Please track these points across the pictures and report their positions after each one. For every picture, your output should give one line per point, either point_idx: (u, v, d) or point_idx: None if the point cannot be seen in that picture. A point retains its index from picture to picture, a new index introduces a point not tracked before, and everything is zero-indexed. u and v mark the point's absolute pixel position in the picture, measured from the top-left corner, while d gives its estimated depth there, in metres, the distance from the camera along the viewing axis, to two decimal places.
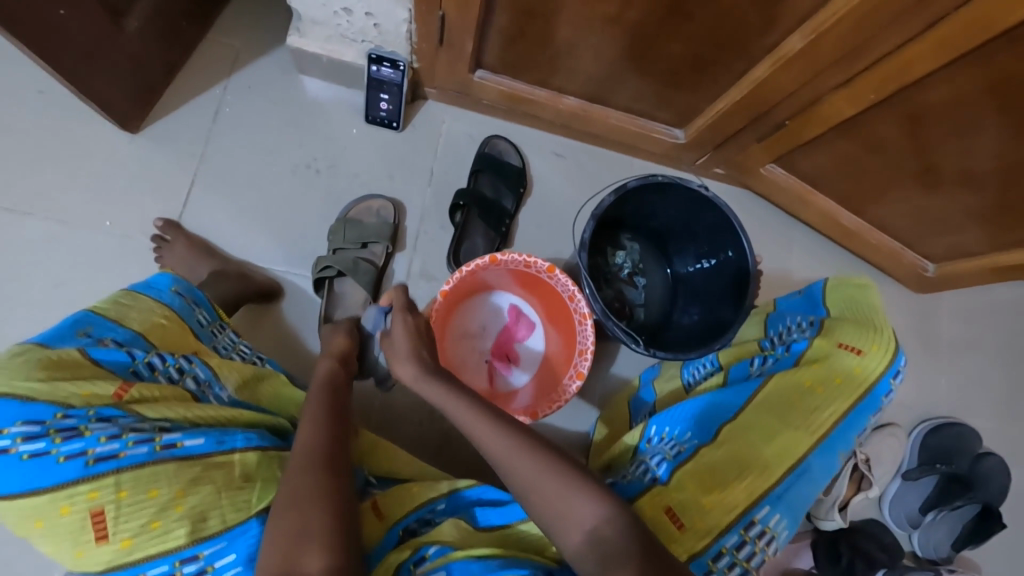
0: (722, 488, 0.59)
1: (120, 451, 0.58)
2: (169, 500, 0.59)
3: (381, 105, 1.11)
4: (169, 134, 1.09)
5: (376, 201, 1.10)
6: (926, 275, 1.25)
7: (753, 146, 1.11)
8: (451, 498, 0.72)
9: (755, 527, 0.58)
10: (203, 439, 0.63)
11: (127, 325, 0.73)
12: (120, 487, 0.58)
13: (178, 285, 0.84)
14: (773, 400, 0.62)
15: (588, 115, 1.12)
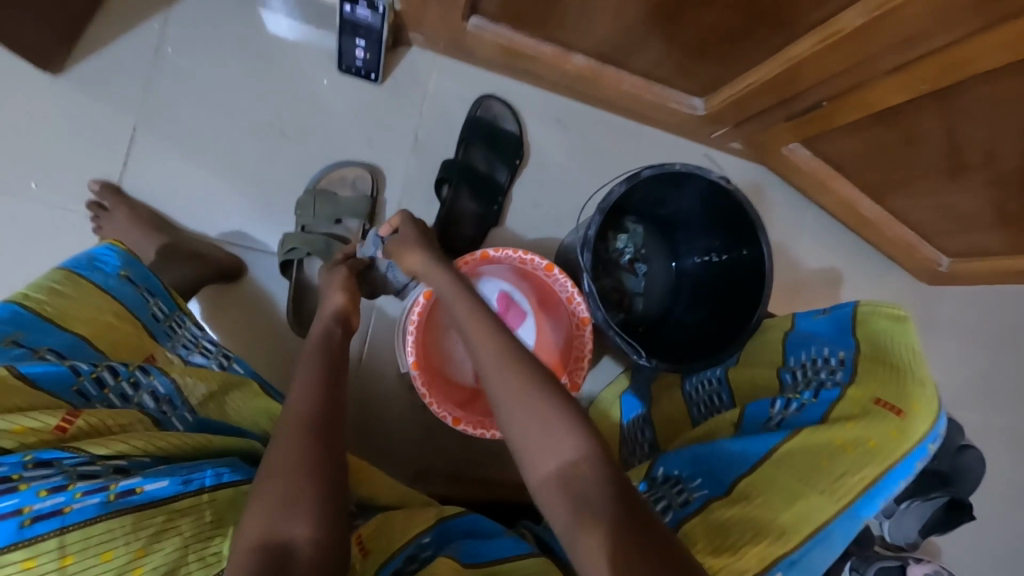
0: (729, 552, 0.54)
1: (66, 506, 0.45)
2: (127, 562, 0.46)
3: (357, 53, 0.94)
4: (102, 78, 0.92)
5: (352, 170, 0.97)
6: (939, 269, 1.18)
7: (778, 124, 0.99)
8: (438, 530, 0.67)
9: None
10: (166, 480, 0.51)
11: (68, 328, 0.60)
12: (65, 552, 0.45)
13: (127, 268, 0.68)
14: (794, 457, 0.59)
15: (597, 77, 0.98)
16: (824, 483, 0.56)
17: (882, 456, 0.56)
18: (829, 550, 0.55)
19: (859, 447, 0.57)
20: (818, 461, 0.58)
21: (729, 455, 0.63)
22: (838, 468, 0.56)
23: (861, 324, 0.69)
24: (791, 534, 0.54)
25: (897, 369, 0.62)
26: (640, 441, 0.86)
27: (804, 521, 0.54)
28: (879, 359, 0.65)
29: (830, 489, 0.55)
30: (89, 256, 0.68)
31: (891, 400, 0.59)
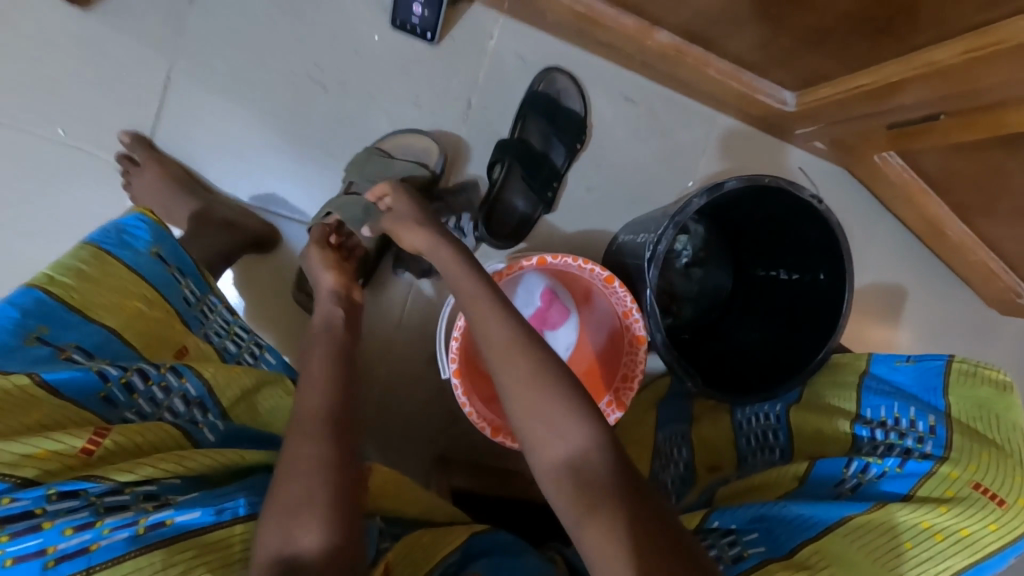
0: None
1: (93, 542, 0.44)
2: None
3: (413, 7, 0.85)
4: (135, 13, 0.83)
5: (419, 139, 0.88)
6: (1016, 300, 1.08)
7: (878, 130, 0.87)
8: (465, 548, 0.65)
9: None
10: (198, 511, 0.48)
11: (97, 322, 0.56)
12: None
13: (157, 245, 0.63)
14: (873, 536, 0.54)
15: (681, 57, 0.87)
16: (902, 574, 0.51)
17: (972, 547, 0.52)
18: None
19: (948, 536, 0.52)
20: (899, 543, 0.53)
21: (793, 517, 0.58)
22: (919, 559, 0.52)
23: (953, 385, 0.63)
24: None
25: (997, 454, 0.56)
26: (674, 459, 0.81)
27: None
28: (974, 433, 0.59)
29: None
30: (116, 226, 0.62)
31: (990, 488, 0.54)
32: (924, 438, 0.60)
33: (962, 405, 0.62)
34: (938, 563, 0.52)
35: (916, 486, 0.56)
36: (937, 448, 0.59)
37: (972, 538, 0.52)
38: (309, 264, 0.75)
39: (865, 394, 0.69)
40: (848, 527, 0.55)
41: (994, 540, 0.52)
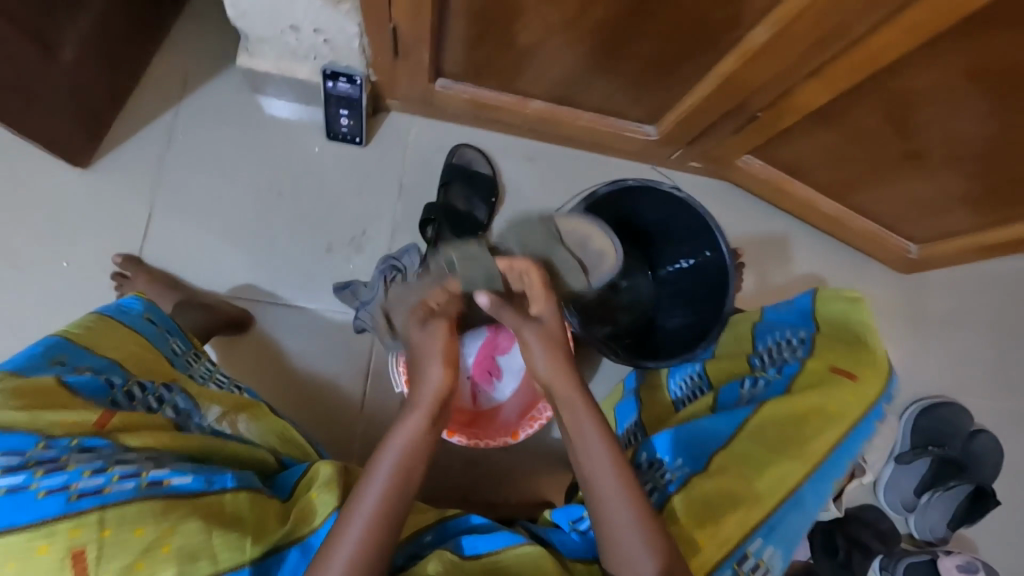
0: (717, 522, 0.64)
1: (105, 485, 0.55)
2: (156, 539, 0.54)
3: (341, 121, 1.07)
4: (121, 165, 1.04)
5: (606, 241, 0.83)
6: (909, 255, 1.22)
7: (728, 139, 1.07)
8: (438, 528, 0.72)
9: (748, 561, 0.64)
10: (190, 477, 0.60)
11: (102, 354, 0.68)
12: (104, 524, 0.53)
13: (150, 312, 0.78)
14: (767, 428, 0.70)
15: (558, 117, 1.09)
16: (795, 451, 0.68)
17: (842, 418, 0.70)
18: (805, 512, 0.67)
19: (822, 414, 0.70)
20: (789, 428, 0.70)
21: (709, 434, 0.72)
22: (807, 437, 0.69)
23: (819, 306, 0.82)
24: (767, 498, 0.65)
25: (853, 348, 0.77)
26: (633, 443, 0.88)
27: (778, 486, 0.66)
28: (834, 338, 0.79)
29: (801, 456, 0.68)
30: (116, 304, 0.76)
31: (845, 369, 0.73)
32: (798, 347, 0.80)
33: (825, 320, 0.81)
34: (821, 435, 0.69)
35: (796, 382, 0.74)
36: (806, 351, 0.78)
37: (842, 409, 0.71)
38: (429, 337, 0.67)
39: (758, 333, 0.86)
40: (747, 427, 0.71)
41: (857, 407, 0.71)
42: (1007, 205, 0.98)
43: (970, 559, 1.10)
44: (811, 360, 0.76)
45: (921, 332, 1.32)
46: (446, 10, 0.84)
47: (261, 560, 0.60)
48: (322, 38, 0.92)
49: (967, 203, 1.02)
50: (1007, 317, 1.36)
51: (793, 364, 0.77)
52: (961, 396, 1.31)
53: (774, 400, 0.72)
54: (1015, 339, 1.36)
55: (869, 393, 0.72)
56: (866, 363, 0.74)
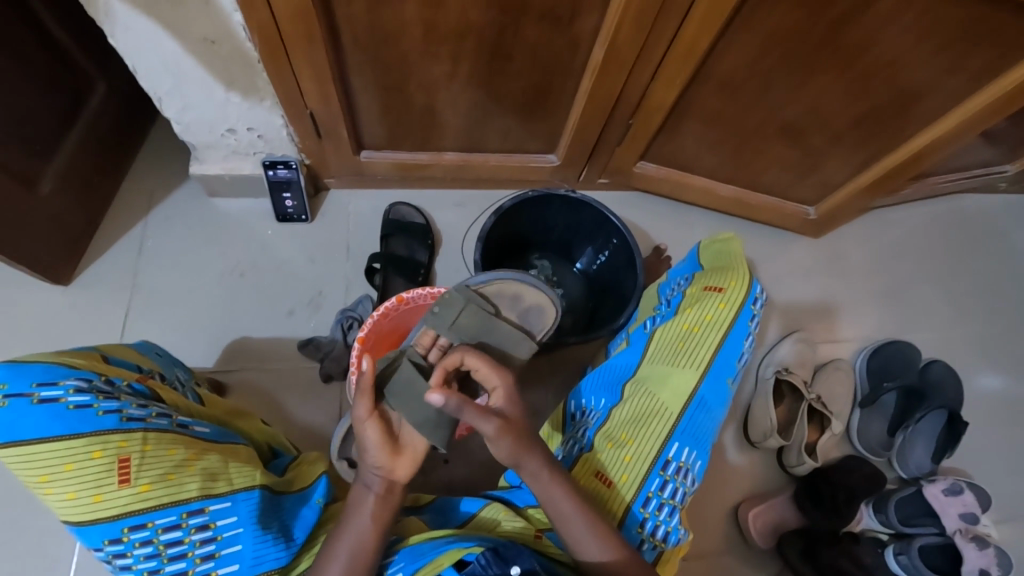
0: (635, 440, 0.71)
1: (148, 415, 0.68)
2: (186, 459, 0.67)
3: (286, 203, 1.24)
4: (98, 277, 1.18)
5: (536, 297, 0.90)
6: (811, 217, 1.35)
7: (617, 150, 1.25)
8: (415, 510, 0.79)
9: (671, 466, 0.70)
10: (208, 429, 0.74)
11: (128, 357, 0.79)
12: (147, 440, 0.66)
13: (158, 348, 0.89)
14: (662, 353, 0.76)
15: (471, 163, 1.26)
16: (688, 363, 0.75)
17: (720, 324, 0.76)
18: (712, 413, 0.74)
19: (702, 325, 0.76)
20: (678, 347, 0.76)
21: (617, 370, 0.79)
22: (694, 348, 0.76)
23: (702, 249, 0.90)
24: (673, 409, 0.72)
25: (725, 267, 0.83)
26: None
27: (680, 395, 0.73)
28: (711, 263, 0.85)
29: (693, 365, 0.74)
30: None
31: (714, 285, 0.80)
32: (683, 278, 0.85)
33: (705, 256, 0.89)
34: (706, 345, 0.76)
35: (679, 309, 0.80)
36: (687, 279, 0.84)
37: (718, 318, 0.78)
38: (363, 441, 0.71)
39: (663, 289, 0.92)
40: (646, 356, 0.77)
41: (730, 312, 0.77)
42: (860, 147, 1.14)
43: (954, 480, 1.11)
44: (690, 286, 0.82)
45: (846, 284, 1.42)
46: (350, 90, 1.04)
47: (266, 488, 0.73)
48: (257, 133, 1.11)
49: (830, 155, 1.17)
50: (922, 257, 1.47)
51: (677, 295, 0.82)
52: (905, 336, 1.39)
53: (663, 326, 0.78)
54: (938, 275, 1.46)
55: (737, 299, 0.78)
56: (730, 273, 0.80)
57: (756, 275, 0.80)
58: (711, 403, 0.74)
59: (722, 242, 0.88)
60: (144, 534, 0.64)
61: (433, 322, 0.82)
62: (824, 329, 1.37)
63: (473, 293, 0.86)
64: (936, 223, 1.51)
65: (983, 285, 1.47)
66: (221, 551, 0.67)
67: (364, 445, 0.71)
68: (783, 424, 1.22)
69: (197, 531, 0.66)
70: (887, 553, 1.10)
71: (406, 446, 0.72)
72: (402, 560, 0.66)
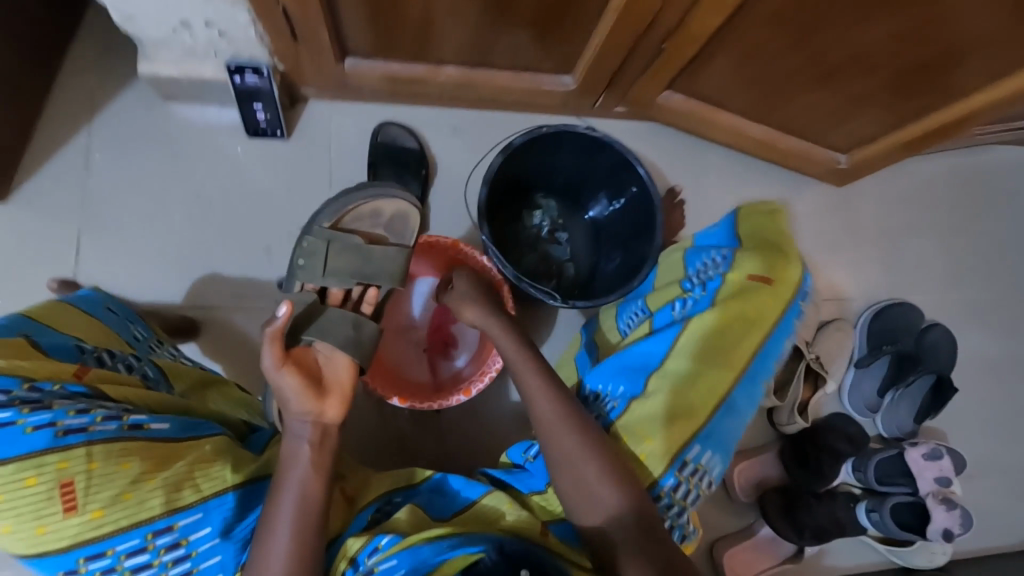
0: (657, 436, 0.67)
1: (91, 424, 0.55)
2: (142, 473, 0.57)
3: (258, 115, 1.06)
4: (40, 194, 1.03)
5: (394, 204, 0.77)
6: (840, 166, 1.24)
7: (642, 78, 1.09)
8: (407, 490, 0.71)
9: (689, 467, 0.67)
10: (168, 424, 0.62)
11: (67, 332, 0.66)
12: (92, 458, 0.54)
13: (109, 303, 0.77)
14: (695, 346, 0.72)
15: (473, 81, 1.09)
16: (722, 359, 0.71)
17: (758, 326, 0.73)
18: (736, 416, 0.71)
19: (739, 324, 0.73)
20: (714, 340, 0.73)
21: (641, 357, 0.74)
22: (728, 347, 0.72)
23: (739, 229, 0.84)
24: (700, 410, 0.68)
25: (776, 255, 0.80)
26: None
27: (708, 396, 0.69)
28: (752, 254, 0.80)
29: (727, 362, 0.71)
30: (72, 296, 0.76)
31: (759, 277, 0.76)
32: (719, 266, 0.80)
33: (741, 238, 0.84)
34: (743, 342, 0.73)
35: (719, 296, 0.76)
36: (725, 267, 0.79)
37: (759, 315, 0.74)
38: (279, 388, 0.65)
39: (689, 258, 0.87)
40: (676, 346, 0.73)
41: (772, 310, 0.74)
42: (916, 98, 1.00)
43: (936, 446, 1.13)
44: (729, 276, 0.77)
45: (861, 239, 1.35)
46: None
47: (242, 486, 0.64)
48: (217, 31, 0.92)
49: (879, 104, 1.04)
50: (942, 214, 1.40)
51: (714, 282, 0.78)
52: (910, 296, 1.36)
53: (699, 317, 0.74)
54: (954, 234, 1.40)
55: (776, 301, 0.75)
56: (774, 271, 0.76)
57: (798, 277, 0.77)
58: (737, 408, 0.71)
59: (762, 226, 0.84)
60: (104, 563, 0.56)
61: (296, 273, 0.75)
62: (831, 286, 1.33)
63: (327, 227, 0.75)
64: (962, 177, 1.42)
65: (995, 247, 1.42)
66: (198, 566, 0.61)
67: (282, 395, 0.65)
68: (779, 382, 1.21)
69: (167, 550, 0.59)
70: (860, 509, 1.14)
71: (331, 386, 0.68)
72: (401, 563, 0.57)
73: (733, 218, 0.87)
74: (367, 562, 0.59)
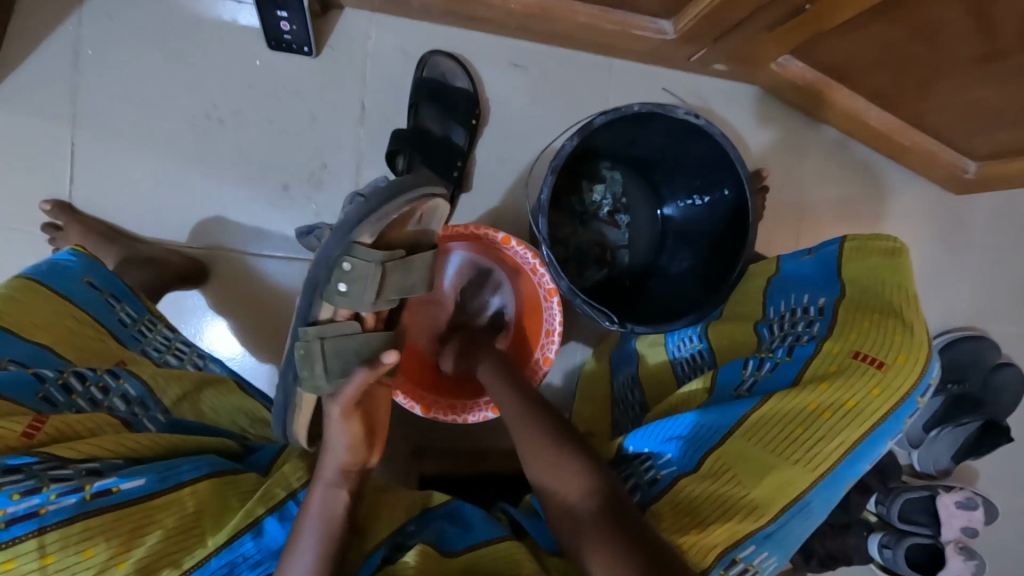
0: (703, 528, 0.54)
1: (42, 505, 0.42)
2: (111, 558, 0.43)
3: (283, 25, 0.87)
4: (25, 91, 0.87)
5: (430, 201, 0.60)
6: (966, 175, 1.04)
7: (763, 37, 0.86)
8: (421, 518, 0.65)
9: (737, 568, 0.54)
10: (144, 478, 0.47)
11: (30, 337, 0.55)
12: (45, 550, 0.41)
13: (89, 274, 0.65)
14: (767, 425, 0.56)
15: (550, 13, 0.87)
16: (798, 454, 0.54)
17: (867, 418, 0.53)
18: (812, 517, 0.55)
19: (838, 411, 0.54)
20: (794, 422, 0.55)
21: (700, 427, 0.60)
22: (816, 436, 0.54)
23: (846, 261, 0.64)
24: (764, 509, 0.53)
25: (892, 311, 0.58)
26: (629, 402, 0.80)
27: (780, 493, 0.54)
28: (864, 305, 0.60)
29: (805, 460, 0.53)
30: (49, 262, 0.65)
31: (870, 354, 0.55)
32: (814, 321, 0.62)
33: (851, 272, 0.64)
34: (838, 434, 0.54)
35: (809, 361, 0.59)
36: (824, 327, 0.61)
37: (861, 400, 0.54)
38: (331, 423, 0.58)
39: (774, 292, 0.70)
40: (744, 420, 0.57)
41: (884, 400, 0.53)
42: None
43: (971, 495, 1.08)
44: (830, 340, 0.59)
45: (958, 257, 1.18)
46: None
47: (239, 541, 0.50)
48: None
49: None
50: None
51: (807, 344, 0.60)
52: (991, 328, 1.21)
53: (781, 392, 0.57)
54: None
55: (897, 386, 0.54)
56: (901, 338, 0.55)
57: (938, 352, 0.55)
58: (815, 510, 0.54)
59: (882, 257, 0.62)
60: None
61: (330, 298, 0.56)
62: None
63: (370, 242, 0.56)
64: None
65: None
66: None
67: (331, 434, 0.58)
68: None
69: None
70: (872, 541, 1.11)
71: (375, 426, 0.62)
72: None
73: (843, 242, 0.66)
74: None
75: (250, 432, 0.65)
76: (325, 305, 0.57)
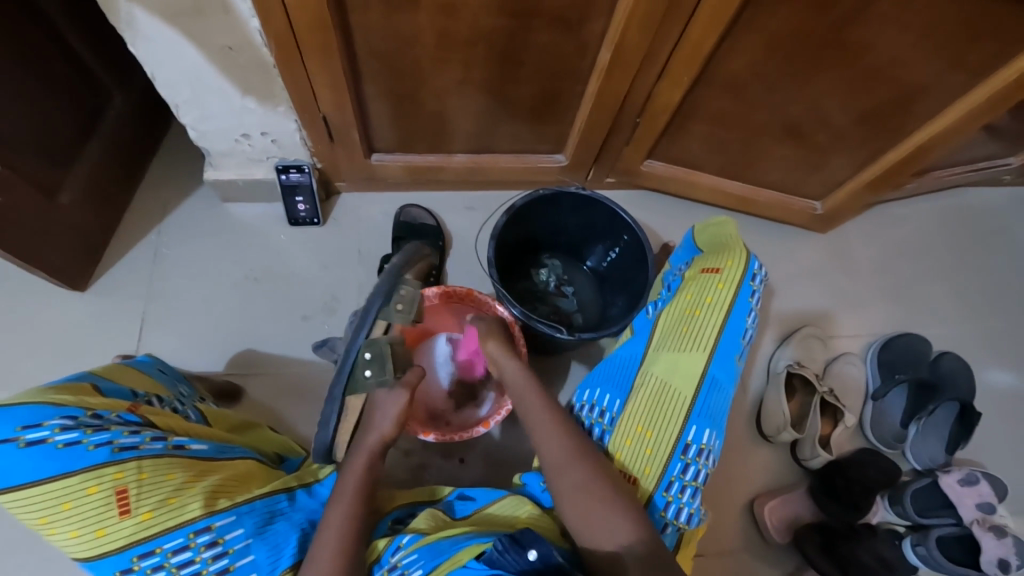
0: (652, 431, 0.86)
1: (141, 443, 0.68)
2: (184, 482, 0.69)
3: (299, 207, 1.25)
4: (114, 283, 1.20)
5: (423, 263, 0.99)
6: (818, 212, 1.36)
7: (625, 150, 1.26)
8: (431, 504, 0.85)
9: (691, 449, 0.85)
10: (207, 446, 0.76)
11: (121, 382, 0.78)
12: (142, 469, 0.66)
13: (161, 364, 0.91)
14: (665, 341, 0.92)
15: (480, 165, 1.27)
16: (691, 346, 0.90)
17: (718, 305, 0.92)
18: (719, 390, 0.89)
19: (703, 309, 0.92)
20: (682, 334, 0.91)
21: (627, 367, 0.93)
22: (697, 334, 0.91)
23: (698, 233, 1.02)
24: (685, 397, 0.87)
25: (723, 247, 0.97)
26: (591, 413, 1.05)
27: (689, 381, 0.88)
28: (709, 250, 1.00)
29: (696, 348, 0.90)
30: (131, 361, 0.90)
31: (711, 268, 0.95)
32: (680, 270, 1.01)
33: (702, 238, 1.02)
34: (709, 326, 0.91)
35: (681, 293, 0.96)
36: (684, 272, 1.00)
37: (716, 300, 0.92)
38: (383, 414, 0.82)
39: (667, 271, 1.07)
40: (650, 346, 0.93)
41: (725, 294, 0.92)
42: (865, 144, 1.15)
43: (969, 470, 1.10)
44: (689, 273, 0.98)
45: (855, 278, 1.43)
46: (363, 94, 1.05)
47: (267, 495, 0.75)
48: (271, 139, 1.13)
49: (839, 151, 1.18)
50: (931, 252, 1.48)
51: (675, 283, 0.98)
52: (914, 329, 1.40)
53: (667, 314, 0.94)
54: (946, 269, 1.47)
55: (731, 279, 0.93)
56: (726, 254, 0.95)
57: (750, 254, 0.94)
58: (716, 381, 0.89)
59: (715, 225, 1.00)
60: (154, 560, 0.66)
61: (387, 316, 0.79)
62: (834, 324, 1.38)
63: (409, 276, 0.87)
64: (942, 215, 1.52)
65: (989, 278, 1.47)
66: (236, 563, 0.69)
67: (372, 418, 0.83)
68: (795, 417, 1.24)
69: (207, 547, 0.67)
70: (905, 545, 1.12)
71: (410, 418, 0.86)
72: (420, 555, 0.69)
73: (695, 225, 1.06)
74: (392, 558, 0.72)
75: (282, 454, 0.92)
76: (380, 322, 0.79)
